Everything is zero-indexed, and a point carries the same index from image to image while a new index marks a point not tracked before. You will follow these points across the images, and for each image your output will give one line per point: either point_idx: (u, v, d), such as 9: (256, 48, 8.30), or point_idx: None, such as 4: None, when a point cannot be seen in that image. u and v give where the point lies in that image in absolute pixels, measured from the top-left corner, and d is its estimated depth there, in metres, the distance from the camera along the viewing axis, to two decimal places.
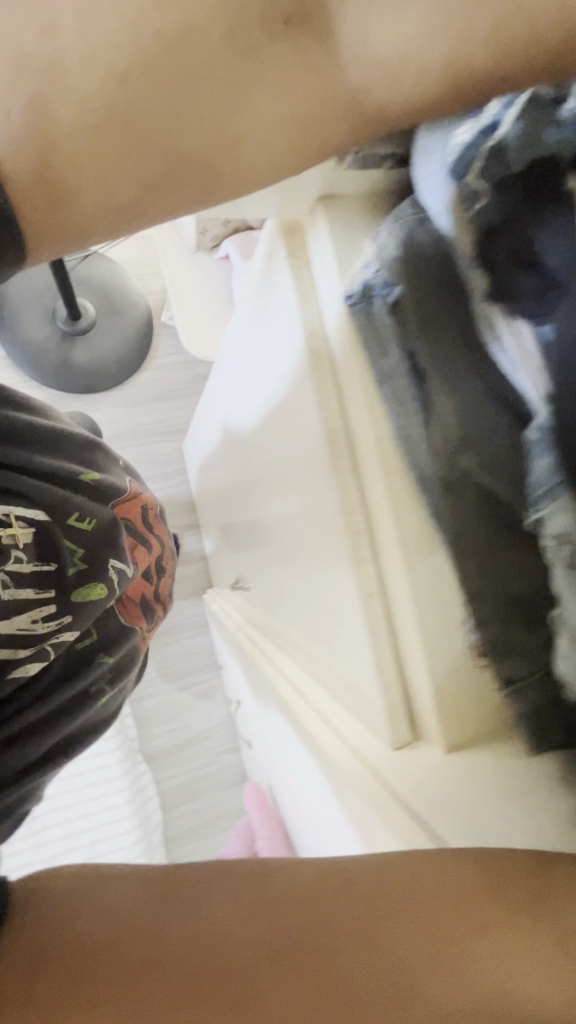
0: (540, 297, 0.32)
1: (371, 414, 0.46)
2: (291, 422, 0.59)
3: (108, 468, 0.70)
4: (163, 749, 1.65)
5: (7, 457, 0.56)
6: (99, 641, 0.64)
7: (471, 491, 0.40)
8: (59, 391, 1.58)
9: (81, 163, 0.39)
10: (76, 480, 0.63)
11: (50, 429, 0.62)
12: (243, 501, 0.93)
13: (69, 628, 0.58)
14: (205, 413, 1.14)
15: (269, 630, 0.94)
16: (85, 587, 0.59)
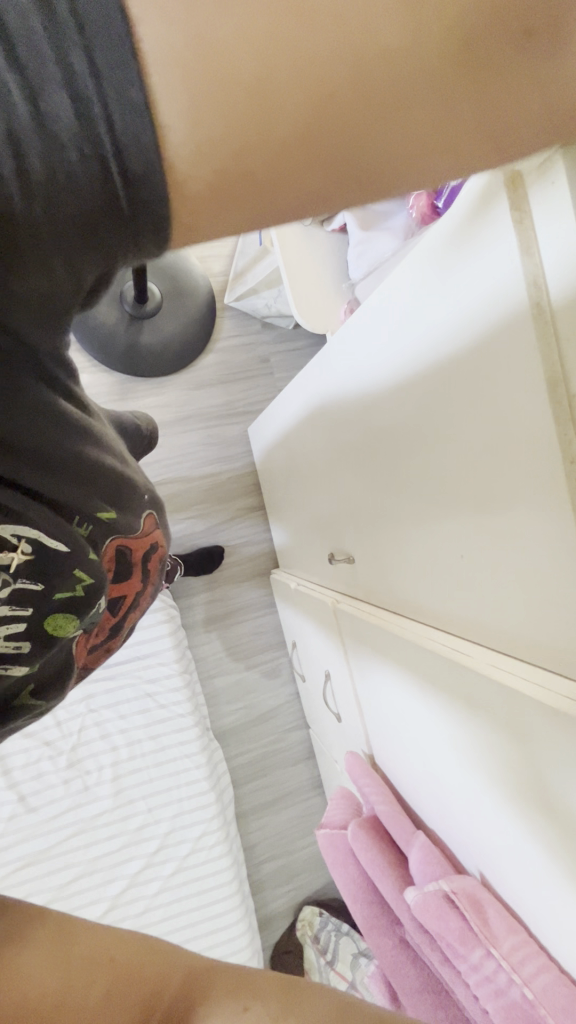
0: None
1: None
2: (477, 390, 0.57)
3: (133, 495, 0.60)
4: (233, 726, 1.68)
5: (34, 485, 0.44)
6: (35, 680, 0.56)
7: None
8: (128, 377, 1.61)
9: (251, 170, 0.28)
10: (96, 515, 0.53)
11: (98, 456, 0.51)
12: (356, 482, 0.93)
13: (26, 653, 0.52)
14: (300, 396, 1.14)
15: (380, 601, 0.94)
16: (64, 614, 0.53)
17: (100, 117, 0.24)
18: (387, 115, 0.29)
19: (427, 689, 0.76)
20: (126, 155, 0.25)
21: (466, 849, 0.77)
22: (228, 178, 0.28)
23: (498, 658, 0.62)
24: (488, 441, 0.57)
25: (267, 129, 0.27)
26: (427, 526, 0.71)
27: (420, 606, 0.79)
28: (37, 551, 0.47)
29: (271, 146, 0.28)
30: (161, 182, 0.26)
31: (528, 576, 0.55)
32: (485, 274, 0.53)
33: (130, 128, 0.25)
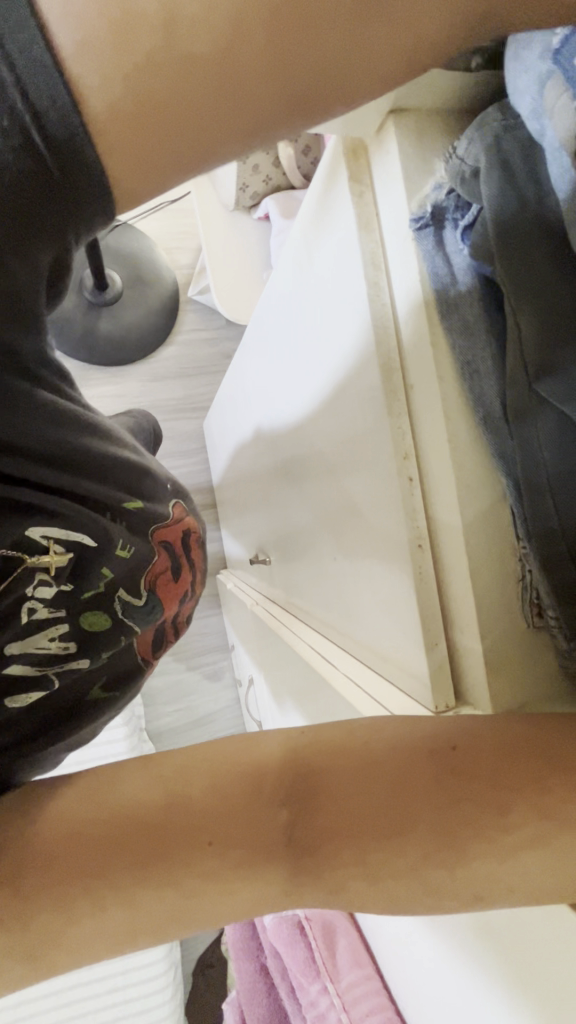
0: (522, 293, 0.31)
1: (435, 374, 0.38)
2: (339, 402, 0.52)
3: (158, 489, 0.54)
4: (169, 728, 1.60)
5: (51, 482, 0.40)
6: (106, 673, 0.48)
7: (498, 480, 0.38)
8: (84, 362, 1.54)
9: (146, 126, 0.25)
10: (122, 510, 0.47)
11: (112, 451, 0.46)
12: (272, 483, 0.89)
13: (74, 652, 0.45)
14: (234, 394, 1.09)
15: (294, 608, 0.88)
16: (91, 609, 0.46)
17: (13, 90, 0.22)
18: (310, 81, 0.25)
19: (311, 708, 0.69)
20: (46, 120, 0.23)
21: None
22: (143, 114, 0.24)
23: (359, 676, 0.56)
24: (348, 436, 0.51)
25: (138, 88, 0.24)
26: (321, 532, 0.66)
27: (319, 614, 0.74)
28: (72, 552, 0.43)
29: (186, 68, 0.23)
30: (87, 150, 0.24)
31: (378, 585, 0.49)
32: (335, 268, 0.47)
33: (47, 101, 0.23)
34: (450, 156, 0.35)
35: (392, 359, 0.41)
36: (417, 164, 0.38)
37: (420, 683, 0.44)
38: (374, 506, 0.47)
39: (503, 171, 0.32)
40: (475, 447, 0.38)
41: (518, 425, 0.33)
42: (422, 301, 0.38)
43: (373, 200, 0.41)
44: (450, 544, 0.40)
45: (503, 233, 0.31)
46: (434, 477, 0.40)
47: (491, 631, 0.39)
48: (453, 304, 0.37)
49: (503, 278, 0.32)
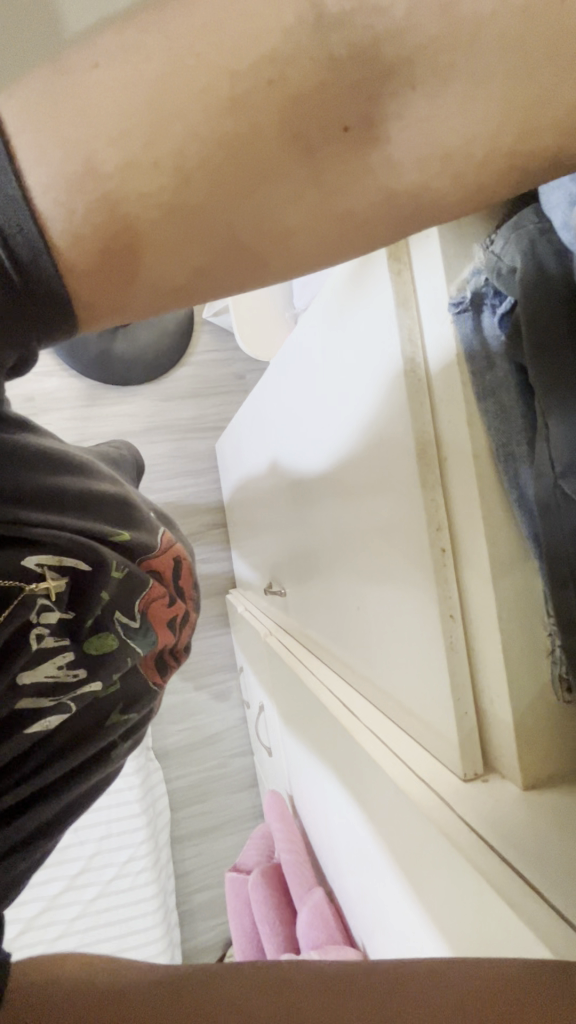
0: (553, 393, 0.32)
1: (467, 450, 0.39)
2: (364, 457, 0.53)
3: (139, 516, 0.53)
4: (175, 747, 1.59)
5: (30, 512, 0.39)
6: (121, 699, 0.51)
7: (520, 557, 0.39)
8: (99, 380, 1.54)
9: (143, 244, 0.23)
10: (105, 539, 0.46)
11: (78, 482, 0.46)
12: (289, 515, 0.89)
13: (86, 679, 0.45)
14: (251, 421, 1.10)
15: (311, 643, 0.87)
16: (97, 630, 0.45)
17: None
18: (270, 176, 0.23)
19: (332, 754, 0.68)
20: (11, 242, 0.21)
21: (362, 920, 0.68)
22: (115, 250, 0.23)
23: (383, 730, 0.56)
24: (371, 490, 0.53)
25: (114, 213, 0.22)
26: (341, 575, 0.67)
27: (338, 657, 0.73)
28: (67, 575, 0.42)
29: (192, 202, 0.23)
30: (51, 268, 0.22)
31: (407, 645, 0.50)
32: (368, 329, 0.48)
33: (11, 220, 0.20)
34: (488, 246, 0.36)
35: (426, 430, 0.42)
36: (456, 250, 0.39)
37: (447, 746, 0.44)
38: (400, 566, 0.48)
39: (539, 274, 0.32)
40: (510, 522, 0.39)
41: (549, 517, 0.34)
42: (457, 376, 0.39)
43: (410, 282, 0.42)
44: (481, 616, 0.41)
45: (539, 337, 0.32)
46: (466, 546, 0.41)
47: (517, 708, 0.40)
48: (490, 389, 0.37)
49: (537, 377, 0.33)
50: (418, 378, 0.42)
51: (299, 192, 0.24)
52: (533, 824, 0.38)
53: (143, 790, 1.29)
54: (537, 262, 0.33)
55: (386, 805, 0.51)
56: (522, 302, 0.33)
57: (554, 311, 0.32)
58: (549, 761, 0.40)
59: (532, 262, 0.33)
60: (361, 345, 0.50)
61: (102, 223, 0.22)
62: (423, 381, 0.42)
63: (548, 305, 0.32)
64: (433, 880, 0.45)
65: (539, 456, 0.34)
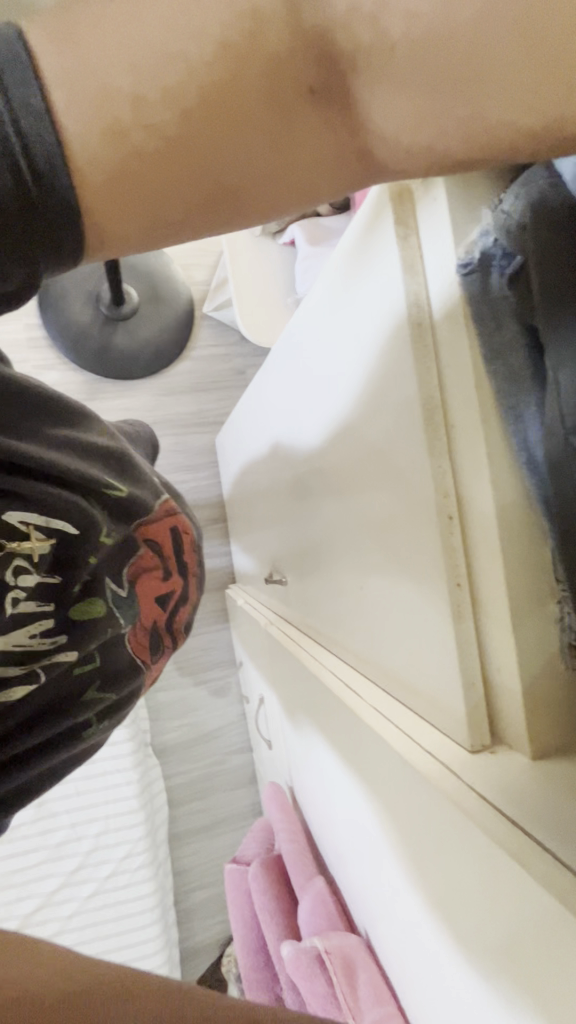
0: (563, 347, 0.32)
1: (475, 412, 0.39)
2: (368, 431, 0.53)
3: (139, 479, 0.53)
4: (174, 744, 1.58)
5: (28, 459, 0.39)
6: (100, 676, 0.50)
7: (530, 520, 0.39)
8: (99, 375, 1.53)
9: (143, 178, 0.25)
10: (103, 498, 0.47)
11: (74, 440, 0.46)
12: (291, 502, 0.89)
13: (64, 650, 0.45)
14: (252, 412, 1.10)
15: (313, 630, 0.87)
16: (86, 598, 0.46)
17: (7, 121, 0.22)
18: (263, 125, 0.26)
19: (336, 737, 0.68)
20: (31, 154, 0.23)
21: (365, 909, 0.67)
22: (125, 171, 0.25)
23: (387, 708, 0.55)
24: (375, 464, 0.52)
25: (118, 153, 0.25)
26: (344, 556, 0.66)
27: (341, 640, 0.73)
28: (54, 538, 0.42)
29: (190, 130, 0.25)
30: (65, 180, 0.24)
31: (412, 619, 0.49)
32: (373, 300, 0.48)
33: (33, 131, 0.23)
34: (496, 205, 0.36)
35: (433, 396, 0.42)
36: (463, 211, 0.38)
37: (453, 719, 0.44)
38: (405, 538, 0.48)
39: (549, 226, 0.32)
40: (518, 484, 0.38)
41: (560, 472, 0.33)
42: (465, 339, 0.39)
43: (418, 249, 0.42)
44: (488, 583, 0.40)
45: (549, 291, 0.32)
46: (473, 512, 0.41)
47: (526, 675, 0.39)
48: (499, 351, 0.37)
49: (548, 331, 0.32)
50: (425, 345, 0.42)
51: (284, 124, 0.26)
52: (543, 793, 0.37)
53: (140, 784, 1.28)
54: (546, 215, 0.32)
55: (391, 782, 0.51)
56: (532, 257, 0.33)
57: (564, 262, 0.31)
58: (559, 730, 0.40)
59: (542, 215, 0.32)
60: (366, 318, 0.49)
61: (111, 143, 0.24)
62: (430, 349, 0.42)
63: (558, 257, 0.32)
64: (438, 853, 0.44)
65: (549, 412, 0.33)
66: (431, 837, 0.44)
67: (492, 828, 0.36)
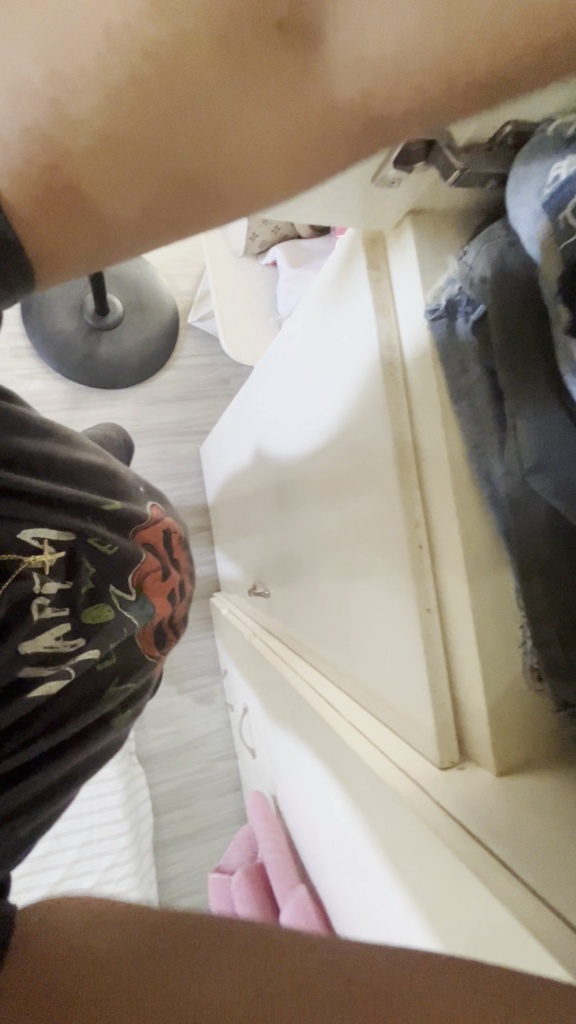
0: (521, 394, 0.34)
1: (441, 449, 0.41)
2: (347, 457, 0.54)
3: (129, 490, 0.56)
4: (159, 752, 1.58)
5: (23, 482, 0.43)
6: (118, 669, 0.51)
7: (488, 551, 0.41)
8: (83, 384, 1.53)
9: (99, 153, 0.21)
10: (98, 510, 0.50)
11: (64, 458, 0.49)
12: (274, 516, 0.91)
13: (84, 649, 0.46)
14: (236, 425, 1.11)
15: (295, 642, 0.88)
16: (96, 602, 0.47)
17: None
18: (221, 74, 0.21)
19: (317, 749, 0.70)
20: None
21: (346, 916, 0.69)
22: (65, 162, 0.21)
23: (364, 725, 0.57)
24: (353, 488, 0.54)
25: (62, 138, 0.21)
26: (324, 573, 0.68)
27: (321, 655, 0.74)
28: (66, 546, 0.45)
29: (124, 136, 0.21)
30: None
31: (387, 640, 0.51)
32: (350, 333, 0.49)
33: None
34: (461, 256, 0.38)
35: (404, 431, 0.44)
36: (431, 259, 0.41)
37: (424, 737, 0.46)
38: (380, 563, 0.50)
39: (508, 282, 0.35)
40: (482, 516, 0.41)
41: (517, 509, 0.36)
42: (433, 379, 0.41)
43: (389, 291, 0.44)
44: (456, 609, 0.43)
45: (508, 343, 0.34)
46: (442, 544, 0.43)
47: (490, 698, 0.42)
48: (464, 392, 0.39)
49: (507, 377, 0.35)
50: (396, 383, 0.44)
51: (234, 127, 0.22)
52: (506, 809, 0.39)
53: (125, 793, 1.29)
54: (507, 274, 0.35)
55: (370, 798, 0.52)
56: (491, 309, 0.35)
57: (521, 318, 0.34)
58: (522, 749, 0.42)
59: (501, 272, 0.35)
60: (343, 349, 0.51)
61: (41, 151, 0.21)
62: (401, 386, 0.44)
63: (517, 313, 0.34)
64: (413, 868, 0.46)
65: (509, 453, 0.36)
66: (407, 852, 0.46)
67: (462, 846, 0.38)
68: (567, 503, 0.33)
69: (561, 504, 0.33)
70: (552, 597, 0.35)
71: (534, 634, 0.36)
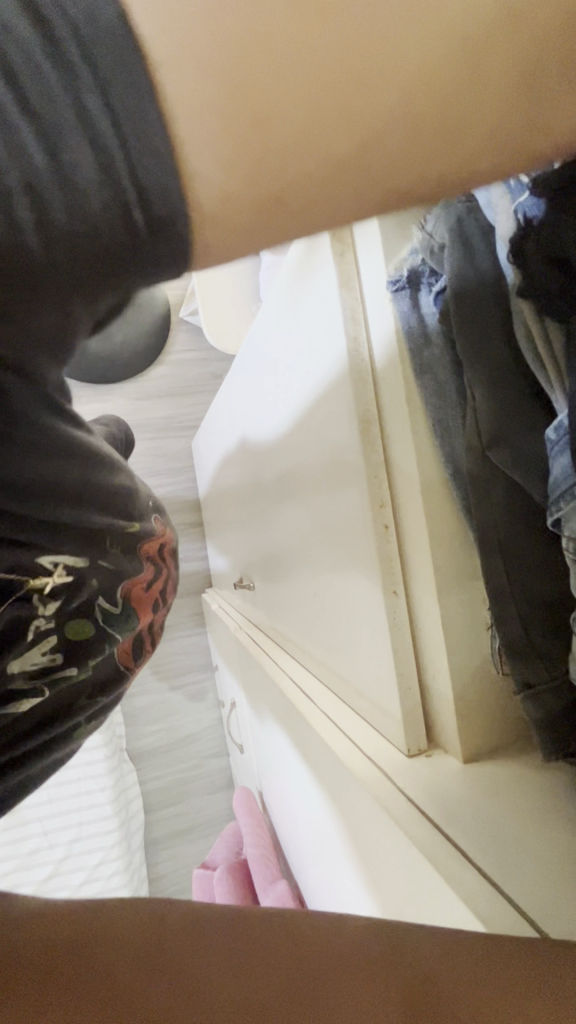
0: (479, 363, 0.33)
1: (405, 425, 0.40)
2: (320, 440, 0.53)
3: (142, 506, 0.54)
4: (150, 748, 1.57)
5: (62, 516, 0.40)
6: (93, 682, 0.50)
7: (453, 530, 0.40)
8: (72, 377, 1.52)
9: (260, 110, 0.18)
10: (118, 534, 0.48)
11: (109, 482, 0.46)
12: (256, 506, 0.89)
13: (62, 664, 0.45)
14: (222, 415, 1.10)
15: (278, 634, 0.87)
16: (82, 618, 0.46)
17: (121, 164, 0.17)
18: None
19: (296, 741, 0.68)
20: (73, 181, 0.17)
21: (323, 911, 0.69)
22: (250, 138, 0.19)
23: (339, 714, 0.56)
24: (326, 471, 0.53)
25: (242, 108, 0.18)
26: (302, 562, 0.67)
27: (302, 646, 0.73)
28: (74, 573, 0.44)
29: (316, 73, 0.18)
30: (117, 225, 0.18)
31: (359, 625, 0.50)
32: (319, 311, 0.48)
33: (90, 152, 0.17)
34: (422, 225, 0.37)
35: (369, 409, 0.43)
36: (394, 229, 0.40)
37: (393, 722, 0.45)
38: (350, 548, 0.49)
39: (466, 248, 0.34)
40: (446, 494, 0.40)
41: (477, 484, 0.34)
42: (396, 353, 0.40)
43: (353, 264, 0.43)
44: (421, 591, 0.42)
45: (466, 309, 0.33)
46: (406, 522, 0.42)
47: (456, 681, 0.40)
48: (427, 365, 0.38)
49: (465, 346, 0.33)
50: (361, 359, 0.43)
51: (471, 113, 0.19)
52: (469, 795, 0.38)
53: (115, 790, 1.28)
54: (464, 239, 0.34)
55: (343, 789, 0.51)
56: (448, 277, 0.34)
57: (479, 284, 0.33)
58: (492, 734, 0.41)
59: (459, 237, 0.34)
60: (314, 328, 0.50)
61: (255, 160, 0.19)
62: (367, 362, 0.43)
63: (474, 278, 0.33)
64: (383, 859, 0.45)
65: (468, 425, 0.34)
66: (376, 842, 0.45)
67: (426, 835, 0.37)
68: (526, 476, 0.31)
69: (520, 477, 0.32)
70: (512, 575, 0.34)
71: (496, 613, 0.34)
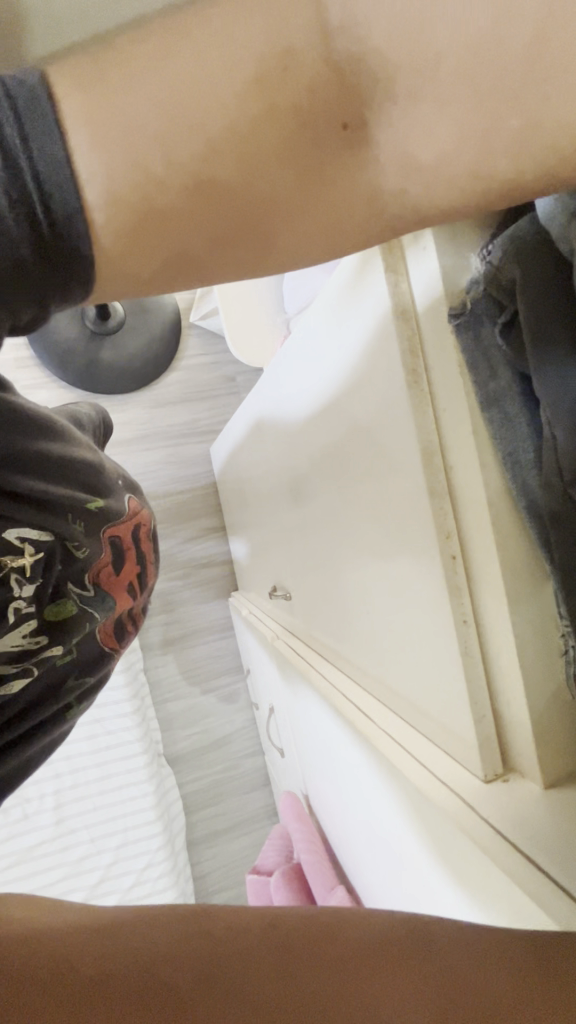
0: (558, 400, 0.33)
1: (474, 456, 0.40)
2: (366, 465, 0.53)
3: (110, 485, 0.54)
4: (186, 753, 1.59)
5: (22, 483, 0.41)
6: (77, 662, 0.51)
7: (527, 561, 0.40)
8: (86, 391, 1.51)
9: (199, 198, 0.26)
10: (82, 509, 0.47)
11: (68, 452, 0.47)
12: (289, 518, 0.90)
13: (46, 646, 0.46)
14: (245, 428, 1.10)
15: (319, 646, 0.88)
16: (58, 600, 0.46)
17: (27, 172, 0.23)
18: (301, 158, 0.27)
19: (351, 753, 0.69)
20: (49, 199, 0.24)
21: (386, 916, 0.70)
22: (149, 214, 0.26)
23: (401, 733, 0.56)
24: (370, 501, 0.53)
25: (150, 189, 0.26)
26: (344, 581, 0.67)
27: (349, 661, 0.74)
28: (43, 551, 0.43)
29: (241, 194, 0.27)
30: (82, 223, 0.25)
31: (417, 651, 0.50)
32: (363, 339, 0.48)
33: (52, 176, 0.24)
34: (486, 260, 0.36)
35: (432, 444, 0.43)
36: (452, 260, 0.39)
37: (464, 746, 0.45)
38: (404, 578, 0.49)
39: (539, 283, 0.33)
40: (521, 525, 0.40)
41: (563, 524, 0.34)
42: (463, 391, 0.39)
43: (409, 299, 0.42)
44: (494, 621, 0.42)
45: (542, 349, 0.33)
46: (476, 552, 0.42)
47: (535, 710, 0.41)
48: (494, 398, 0.38)
49: (545, 388, 0.33)
50: (418, 391, 0.43)
51: (312, 158, 0.27)
52: (553, 818, 0.39)
53: (157, 796, 1.30)
54: (535, 274, 0.33)
55: (411, 805, 0.53)
56: (523, 315, 0.34)
57: (553, 320, 0.32)
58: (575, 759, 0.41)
59: (527, 274, 0.33)
60: (358, 353, 0.50)
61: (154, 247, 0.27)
62: (425, 392, 0.43)
63: (547, 315, 0.33)
64: (462, 867, 0.47)
65: (549, 464, 0.34)
66: (455, 853, 0.47)
67: (508, 861, 0.39)
68: None
69: None
70: None
71: None
